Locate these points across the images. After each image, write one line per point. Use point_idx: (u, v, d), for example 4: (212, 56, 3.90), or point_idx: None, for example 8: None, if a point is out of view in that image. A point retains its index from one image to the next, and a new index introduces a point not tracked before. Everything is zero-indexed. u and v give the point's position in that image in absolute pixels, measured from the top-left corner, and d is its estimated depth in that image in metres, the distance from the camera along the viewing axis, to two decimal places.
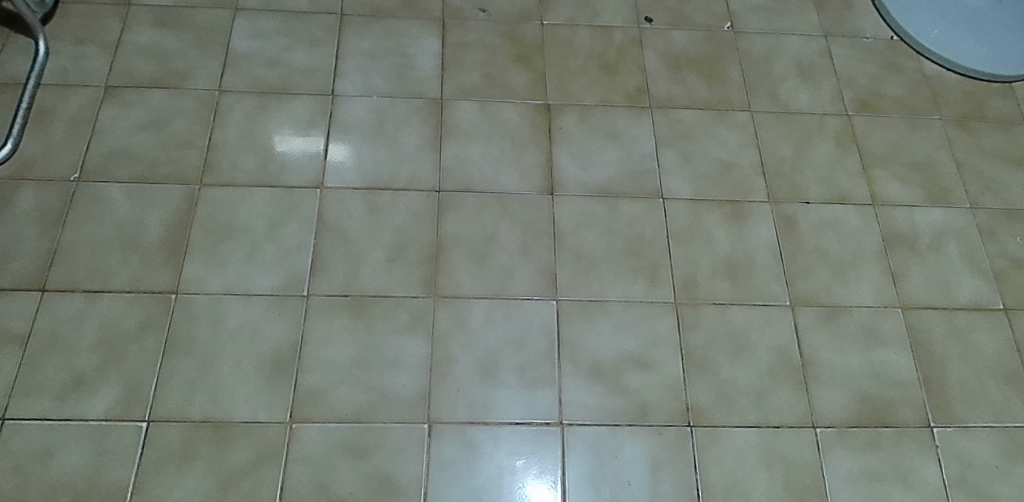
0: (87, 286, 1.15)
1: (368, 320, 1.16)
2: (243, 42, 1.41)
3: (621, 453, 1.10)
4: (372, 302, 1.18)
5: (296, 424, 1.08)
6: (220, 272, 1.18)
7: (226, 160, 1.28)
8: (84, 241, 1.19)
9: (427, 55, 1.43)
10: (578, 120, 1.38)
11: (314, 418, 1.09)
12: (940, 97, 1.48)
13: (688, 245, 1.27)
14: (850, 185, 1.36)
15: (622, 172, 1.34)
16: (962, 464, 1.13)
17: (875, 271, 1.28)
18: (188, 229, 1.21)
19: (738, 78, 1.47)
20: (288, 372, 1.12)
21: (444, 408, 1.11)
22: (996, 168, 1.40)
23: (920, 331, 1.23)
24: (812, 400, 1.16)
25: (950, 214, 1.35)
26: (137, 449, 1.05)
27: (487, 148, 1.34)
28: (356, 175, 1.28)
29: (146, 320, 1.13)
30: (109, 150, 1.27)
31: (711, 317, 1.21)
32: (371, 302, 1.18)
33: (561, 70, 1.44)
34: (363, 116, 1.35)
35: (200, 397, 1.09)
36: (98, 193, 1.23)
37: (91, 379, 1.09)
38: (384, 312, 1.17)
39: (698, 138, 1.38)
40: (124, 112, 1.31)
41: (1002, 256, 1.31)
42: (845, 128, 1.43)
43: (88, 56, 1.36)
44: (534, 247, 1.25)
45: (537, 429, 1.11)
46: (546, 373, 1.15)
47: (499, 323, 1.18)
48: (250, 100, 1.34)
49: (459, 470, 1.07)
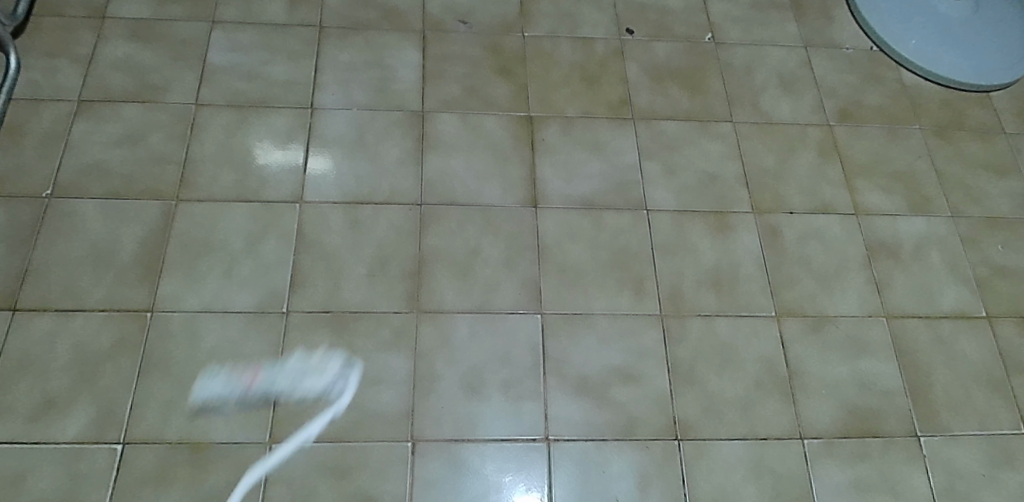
0: (60, 306, 1.12)
1: (332, 380, 1.11)
2: (221, 55, 1.39)
3: (609, 468, 1.09)
4: (337, 361, 1.12)
5: (254, 478, 1.03)
6: (197, 290, 1.15)
7: (203, 175, 1.26)
8: (57, 259, 1.16)
9: (408, 67, 1.42)
10: (561, 131, 1.38)
11: (271, 471, 1.04)
12: (919, 106, 1.50)
13: (673, 256, 1.27)
14: (833, 195, 1.37)
15: (606, 185, 1.33)
16: (949, 473, 1.12)
17: (859, 280, 1.28)
18: (165, 245, 1.19)
19: (720, 89, 1.47)
20: (267, 391, 1.09)
21: (428, 426, 1.09)
22: (976, 177, 1.42)
23: (905, 340, 1.23)
24: (800, 411, 1.15)
25: (931, 222, 1.35)
26: (112, 473, 1.01)
27: (469, 161, 1.32)
28: (336, 189, 1.27)
29: (121, 340, 1.10)
30: (83, 166, 1.24)
31: (697, 329, 1.20)
32: (331, 360, 1.12)
33: (543, 82, 1.44)
34: (343, 129, 1.33)
35: (176, 418, 1.06)
36: (71, 209, 1.20)
37: (64, 401, 1.06)
38: (346, 375, 1.12)
39: (681, 150, 1.38)
40: (97, 127, 1.28)
41: (984, 264, 1.32)
42: (826, 138, 1.43)
43: (60, 70, 1.33)
44: (519, 260, 1.24)
45: (524, 446, 1.09)
46: (532, 387, 1.13)
47: (483, 338, 1.16)
48: (228, 114, 1.32)
49: (445, 489, 1.05)
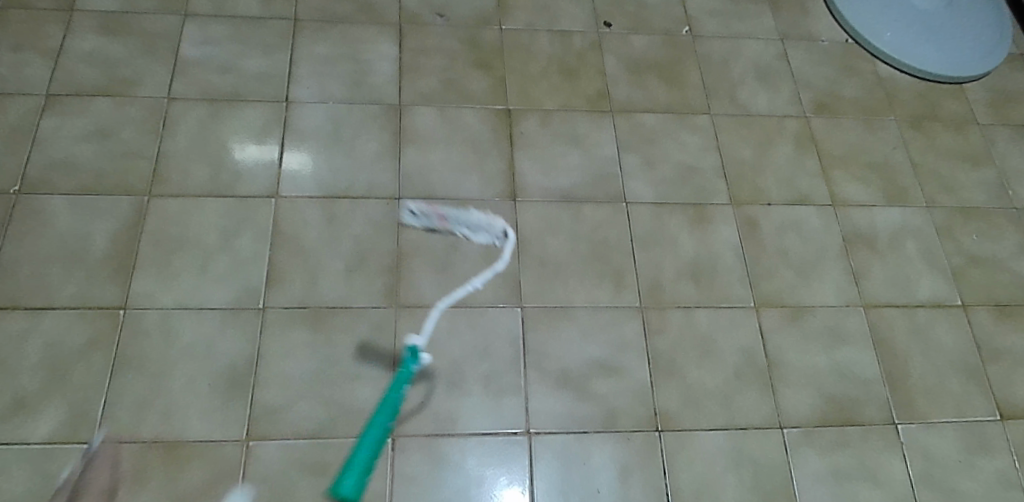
0: (29, 303, 1.10)
1: (360, 300, 1.16)
2: (193, 48, 1.37)
3: (590, 460, 1.08)
4: (364, 282, 1.18)
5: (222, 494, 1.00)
6: (171, 286, 1.14)
7: (176, 170, 1.24)
8: (26, 256, 1.13)
9: (385, 60, 1.41)
10: (539, 124, 1.37)
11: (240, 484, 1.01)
12: (893, 98, 1.51)
13: (652, 248, 1.27)
14: (810, 186, 1.37)
15: (585, 178, 1.33)
16: (926, 460, 1.14)
17: (836, 270, 1.29)
18: (137, 241, 1.17)
19: (698, 81, 1.47)
20: (244, 388, 1.08)
21: (408, 421, 1.08)
22: (950, 168, 1.43)
23: (883, 329, 1.24)
24: (779, 401, 1.16)
25: (907, 213, 1.37)
26: (84, 473, 1.00)
27: (447, 154, 1.32)
28: (313, 184, 1.25)
29: (93, 337, 1.08)
30: (52, 161, 1.22)
31: (677, 321, 1.20)
32: (357, 280, 1.18)
33: (521, 75, 1.43)
34: (320, 124, 1.32)
35: (151, 416, 1.04)
36: (40, 205, 1.18)
37: (34, 400, 1.04)
38: (372, 297, 1.17)
39: (660, 142, 1.38)
40: (67, 121, 1.26)
41: (959, 253, 1.33)
42: (803, 130, 1.44)
43: (28, 64, 1.31)
44: (498, 254, 1.23)
45: (505, 439, 1.08)
46: (512, 381, 1.13)
47: (462, 332, 1.16)
48: (202, 109, 1.30)
49: (425, 483, 1.04)
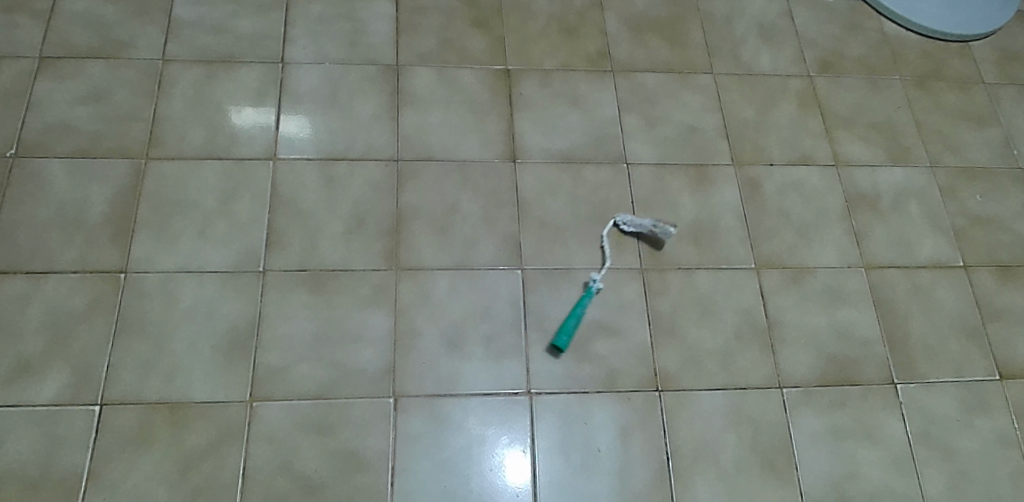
0: (28, 267, 1.10)
1: (360, 264, 1.16)
2: (186, 9, 1.34)
3: (591, 420, 1.09)
4: (364, 245, 1.17)
5: (226, 454, 1.02)
6: (171, 250, 1.14)
7: (174, 133, 1.23)
8: (24, 220, 1.13)
9: (382, 20, 1.38)
10: (539, 85, 1.35)
11: (245, 445, 1.02)
12: (898, 56, 1.49)
13: (653, 210, 1.26)
14: (812, 146, 1.36)
15: (585, 139, 1.31)
16: (924, 419, 1.14)
17: (838, 231, 1.28)
18: (136, 205, 1.16)
19: (700, 40, 1.45)
20: (245, 350, 1.08)
21: (410, 382, 1.09)
22: (955, 128, 1.41)
23: (883, 290, 1.24)
24: (778, 361, 1.16)
25: (910, 173, 1.36)
26: (91, 434, 1.01)
27: (446, 116, 1.30)
28: (311, 147, 1.24)
29: (94, 301, 1.09)
30: (48, 125, 1.21)
31: (677, 282, 1.20)
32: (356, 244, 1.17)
33: (520, 34, 1.41)
34: (316, 86, 1.30)
35: (155, 379, 1.05)
36: (38, 169, 1.17)
37: (37, 363, 1.04)
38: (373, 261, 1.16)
39: (661, 102, 1.37)
40: (61, 84, 1.24)
41: (962, 214, 1.33)
42: (806, 89, 1.42)
43: (19, 26, 1.29)
44: (499, 216, 1.23)
45: (506, 400, 1.09)
46: (513, 342, 1.13)
47: (463, 294, 1.16)
48: (197, 70, 1.29)
49: (428, 443, 1.05)
